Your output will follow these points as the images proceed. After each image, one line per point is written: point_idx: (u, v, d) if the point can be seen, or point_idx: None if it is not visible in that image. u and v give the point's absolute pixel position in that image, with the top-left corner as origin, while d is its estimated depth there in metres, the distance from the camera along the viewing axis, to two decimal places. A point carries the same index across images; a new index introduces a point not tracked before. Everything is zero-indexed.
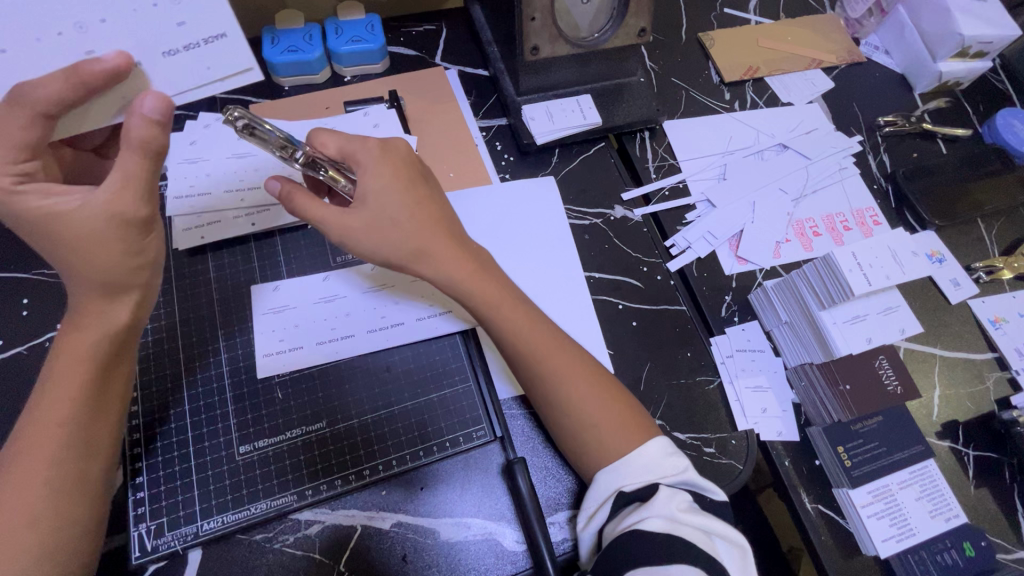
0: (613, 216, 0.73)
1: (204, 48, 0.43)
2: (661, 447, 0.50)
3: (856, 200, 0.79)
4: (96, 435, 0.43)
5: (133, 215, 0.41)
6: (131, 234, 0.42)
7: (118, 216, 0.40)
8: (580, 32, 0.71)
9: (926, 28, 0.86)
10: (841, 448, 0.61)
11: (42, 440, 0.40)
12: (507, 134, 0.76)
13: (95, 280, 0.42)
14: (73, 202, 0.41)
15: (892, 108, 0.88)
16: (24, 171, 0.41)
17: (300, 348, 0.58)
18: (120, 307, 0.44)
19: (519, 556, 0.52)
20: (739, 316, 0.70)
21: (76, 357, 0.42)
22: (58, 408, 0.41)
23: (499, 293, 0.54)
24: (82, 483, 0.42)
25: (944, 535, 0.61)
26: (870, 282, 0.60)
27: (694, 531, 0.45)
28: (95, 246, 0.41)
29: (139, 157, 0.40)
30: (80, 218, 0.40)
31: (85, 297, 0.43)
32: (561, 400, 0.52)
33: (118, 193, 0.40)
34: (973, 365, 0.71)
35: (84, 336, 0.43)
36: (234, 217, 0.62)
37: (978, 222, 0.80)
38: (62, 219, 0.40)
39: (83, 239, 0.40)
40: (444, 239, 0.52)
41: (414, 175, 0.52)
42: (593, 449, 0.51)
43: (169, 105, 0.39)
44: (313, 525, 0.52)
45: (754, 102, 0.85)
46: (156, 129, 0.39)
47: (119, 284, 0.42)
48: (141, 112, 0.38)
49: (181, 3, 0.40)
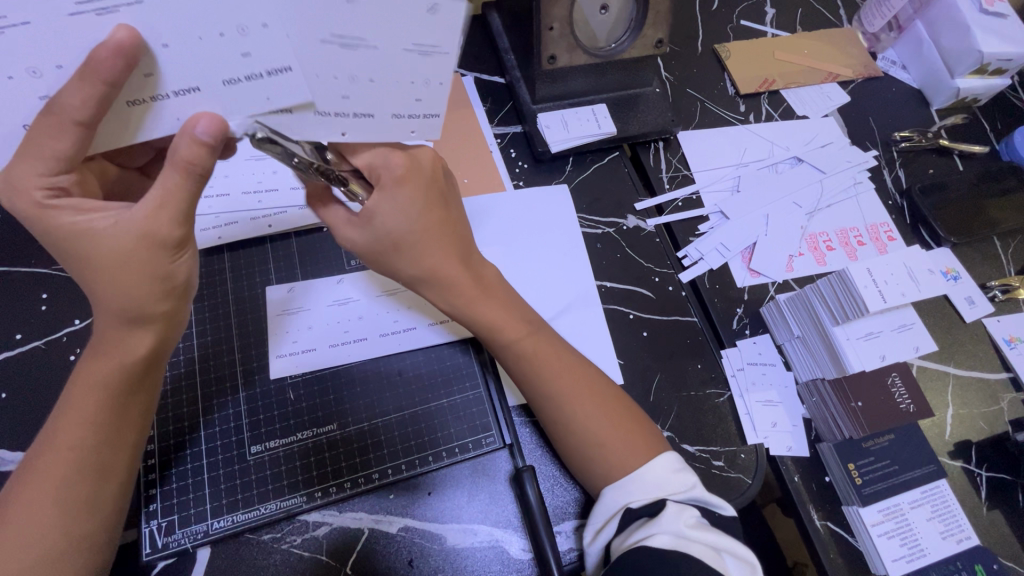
0: (625, 225, 0.73)
1: (266, 79, 0.36)
2: (669, 463, 0.50)
3: (871, 215, 0.79)
4: (115, 459, 0.43)
5: (166, 235, 0.39)
6: (163, 255, 0.40)
7: (153, 237, 0.39)
8: (598, 42, 0.72)
9: (945, 45, 0.86)
10: (852, 465, 0.61)
11: (55, 463, 0.41)
12: (522, 141, 0.76)
13: (125, 306, 0.40)
14: (108, 220, 0.39)
15: (909, 124, 0.88)
16: (59, 186, 0.39)
17: (313, 351, 0.58)
18: (140, 336, 0.42)
19: (524, 564, 0.52)
20: (750, 329, 0.70)
21: (89, 385, 0.42)
22: (70, 432, 0.41)
23: (499, 308, 0.54)
24: (89, 504, 0.41)
25: (955, 556, 0.60)
26: (884, 299, 0.60)
27: (703, 547, 0.44)
28: (126, 267, 0.39)
29: (179, 175, 0.38)
30: (114, 238, 0.39)
31: (111, 320, 0.41)
32: (570, 411, 0.52)
33: (154, 212, 0.39)
34: (987, 384, 0.70)
35: (102, 365, 0.42)
36: (251, 219, 0.63)
37: (994, 240, 0.80)
38: (97, 239, 0.39)
39: (120, 261, 0.39)
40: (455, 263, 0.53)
41: (430, 195, 0.50)
42: (599, 464, 0.51)
43: (220, 128, 0.37)
44: (321, 526, 0.52)
45: (769, 114, 0.85)
46: (204, 152, 0.37)
47: (141, 309, 0.41)
48: (191, 132, 0.37)
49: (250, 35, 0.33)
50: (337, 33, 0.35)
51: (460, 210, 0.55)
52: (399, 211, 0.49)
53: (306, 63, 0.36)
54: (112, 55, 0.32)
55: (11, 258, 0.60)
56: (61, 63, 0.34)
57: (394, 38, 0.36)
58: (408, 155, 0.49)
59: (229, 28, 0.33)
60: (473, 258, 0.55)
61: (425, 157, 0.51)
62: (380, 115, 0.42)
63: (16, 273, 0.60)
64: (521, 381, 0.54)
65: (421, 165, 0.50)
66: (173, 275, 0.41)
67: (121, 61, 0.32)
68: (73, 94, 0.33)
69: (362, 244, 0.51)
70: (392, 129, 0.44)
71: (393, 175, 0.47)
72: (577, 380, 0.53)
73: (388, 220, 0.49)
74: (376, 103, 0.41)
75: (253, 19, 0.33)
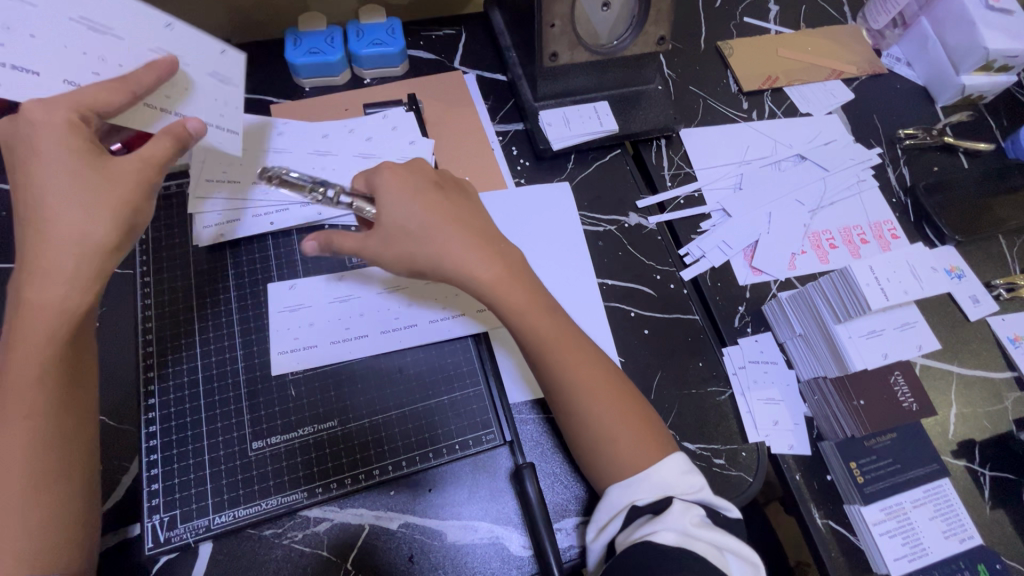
0: (627, 223, 0.73)
1: None
2: (679, 464, 0.50)
3: (875, 213, 0.79)
4: (64, 422, 0.44)
5: (149, 177, 0.44)
6: (140, 194, 0.44)
7: (139, 175, 0.44)
8: (599, 39, 0.72)
9: (951, 41, 0.85)
10: (854, 464, 0.61)
11: (10, 433, 0.41)
12: (524, 139, 0.76)
13: (79, 233, 0.42)
14: (84, 159, 0.43)
15: (913, 121, 0.87)
16: (67, 115, 0.41)
17: (315, 348, 0.58)
18: (63, 286, 0.42)
19: (525, 561, 0.52)
20: (753, 327, 0.69)
21: (26, 349, 0.42)
22: (17, 398, 0.42)
23: (518, 291, 0.53)
24: (51, 470, 0.42)
25: (958, 556, 0.60)
26: (887, 297, 0.60)
27: (705, 546, 0.44)
28: (102, 187, 0.42)
29: (171, 142, 0.45)
30: (95, 164, 0.42)
31: (53, 278, 0.42)
32: (572, 410, 0.52)
33: (138, 159, 0.44)
34: (991, 383, 0.70)
35: (34, 323, 0.42)
36: (253, 217, 0.63)
37: (999, 238, 0.79)
38: (72, 170, 0.42)
39: (99, 189, 0.42)
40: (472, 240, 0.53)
41: (427, 187, 0.54)
42: (603, 463, 0.51)
43: (169, 72, 0.45)
44: (322, 522, 0.52)
45: (772, 112, 0.85)
46: (194, 136, 0.46)
47: (104, 243, 0.43)
48: (188, 123, 0.46)
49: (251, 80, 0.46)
50: None
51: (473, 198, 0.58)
52: (399, 196, 0.53)
53: None
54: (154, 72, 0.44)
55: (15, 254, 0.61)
56: (122, 62, 0.44)
57: None
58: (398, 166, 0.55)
59: None
60: (490, 239, 0.55)
61: (423, 166, 0.57)
62: None
63: None
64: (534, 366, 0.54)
65: (422, 167, 0.57)
66: (138, 212, 0.44)
67: (154, 70, 0.44)
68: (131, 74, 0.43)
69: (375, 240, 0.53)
70: None
71: (386, 180, 0.54)
72: (594, 367, 0.54)
73: (392, 212, 0.52)
74: None
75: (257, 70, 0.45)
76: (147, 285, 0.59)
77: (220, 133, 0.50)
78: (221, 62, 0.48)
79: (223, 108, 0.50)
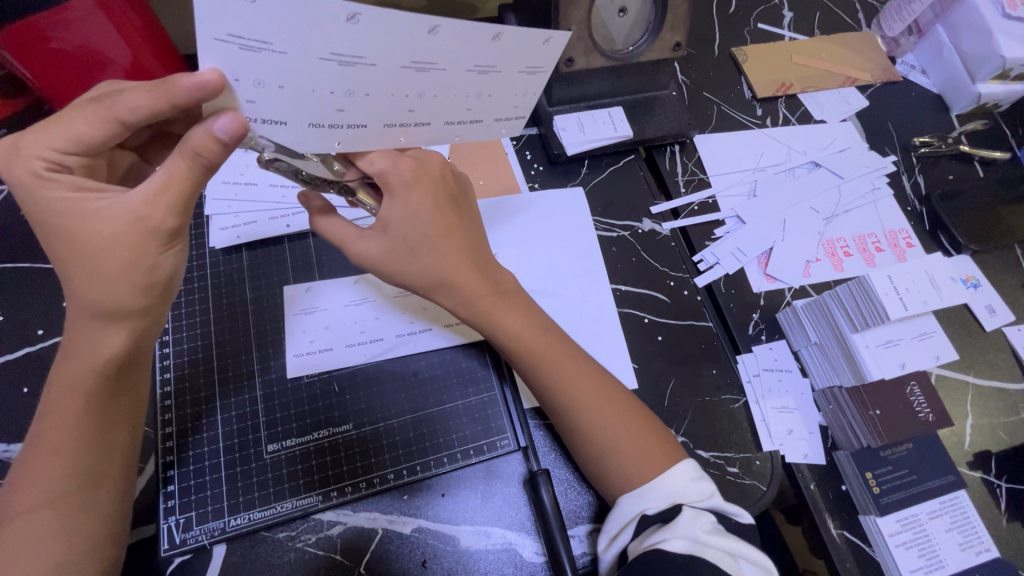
0: (640, 229, 0.72)
1: (462, 125, 0.46)
2: (686, 471, 0.50)
3: (889, 221, 0.78)
4: (109, 458, 0.44)
5: (160, 224, 0.39)
6: (152, 244, 0.40)
7: (146, 223, 0.39)
8: (615, 44, 0.71)
9: (966, 50, 0.85)
10: (869, 474, 0.60)
11: (46, 469, 0.41)
12: (537, 143, 0.76)
13: (100, 300, 0.40)
14: (104, 204, 0.39)
15: (928, 129, 0.87)
16: (61, 162, 0.39)
17: (331, 350, 0.58)
18: (111, 336, 0.42)
19: (538, 567, 0.52)
20: (766, 335, 0.69)
21: (67, 390, 0.42)
22: (58, 435, 0.41)
23: (523, 323, 0.54)
24: (84, 506, 0.42)
25: (975, 568, 0.59)
26: (906, 307, 0.59)
27: (717, 552, 0.44)
28: (110, 253, 0.39)
29: (185, 162, 0.38)
30: (107, 223, 0.39)
31: (86, 319, 0.41)
32: (583, 424, 0.52)
33: (154, 200, 0.38)
34: (1007, 395, 0.69)
35: (75, 367, 0.42)
36: (269, 219, 0.64)
37: (1014, 247, 0.79)
38: (92, 222, 0.39)
39: (105, 252, 0.39)
40: (472, 273, 0.53)
41: (439, 196, 0.51)
42: (614, 471, 0.51)
43: (239, 131, 0.36)
44: (335, 526, 0.52)
45: (786, 118, 0.85)
46: (217, 147, 0.37)
47: (119, 304, 0.40)
48: (210, 128, 0.36)
49: (479, 97, 0.44)
50: (529, 66, 0.43)
51: (471, 214, 0.55)
52: (412, 214, 0.49)
53: (460, 83, 0.42)
54: (194, 87, 0.34)
55: (31, 254, 0.61)
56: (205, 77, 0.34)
57: (515, 62, 0.42)
58: (415, 161, 0.49)
59: (471, 93, 0.43)
60: (485, 263, 0.55)
61: (432, 160, 0.51)
62: (486, 120, 0.47)
63: (41, 270, 0.60)
64: (535, 386, 0.54)
65: (431, 171, 0.51)
66: (156, 267, 0.41)
67: (201, 92, 0.34)
68: (132, 99, 0.37)
69: (378, 254, 0.52)
70: (489, 131, 0.49)
71: (403, 180, 0.48)
72: (598, 392, 0.53)
73: (403, 227, 0.50)
74: (487, 109, 0.46)
75: (485, 91, 0.44)
76: None
77: (508, 123, 0.48)
78: (492, 77, 0.43)
79: (520, 100, 0.46)
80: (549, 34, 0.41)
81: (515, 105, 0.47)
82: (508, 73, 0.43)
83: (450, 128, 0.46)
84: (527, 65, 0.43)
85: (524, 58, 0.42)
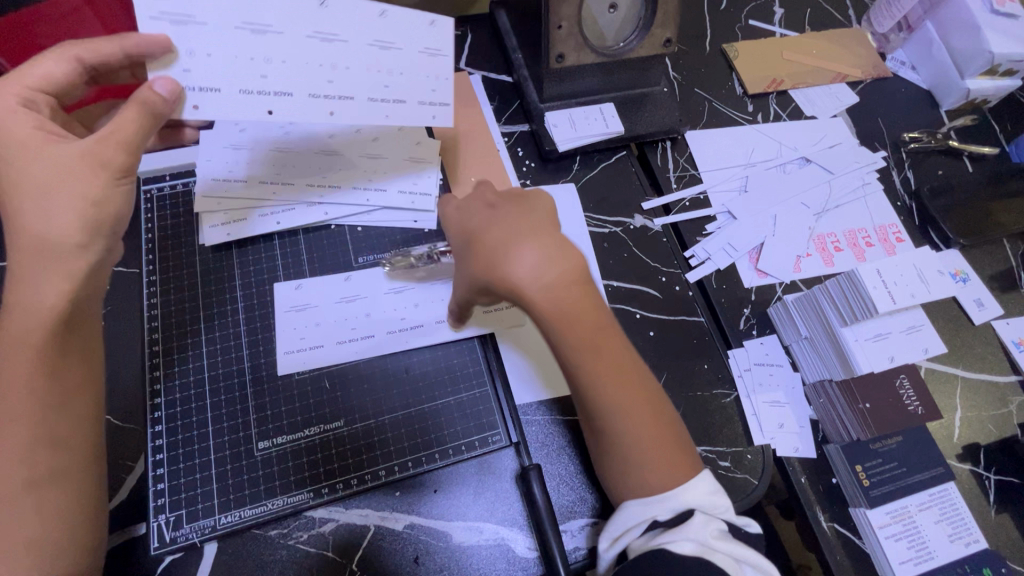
0: (632, 225, 0.73)
1: (387, 103, 0.52)
2: (708, 485, 0.47)
3: (879, 216, 0.79)
4: (68, 423, 0.43)
5: (111, 160, 0.44)
6: (101, 177, 0.44)
7: (96, 158, 0.43)
8: (606, 40, 0.72)
9: (955, 46, 0.85)
10: (859, 467, 0.61)
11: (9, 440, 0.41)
12: (529, 140, 0.76)
13: (41, 232, 0.42)
14: (53, 140, 0.43)
15: (917, 125, 0.87)
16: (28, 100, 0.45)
17: (320, 348, 0.58)
18: (53, 282, 0.43)
19: (530, 562, 0.52)
20: (758, 330, 0.69)
21: (20, 352, 0.42)
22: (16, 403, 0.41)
23: (587, 314, 0.46)
24: (56, 475, 0.42)
25: (963, 559, 0.60)
26: (894, 300, 0.60)
27: (725, 557, 0.44)
28: (60, 183, 0.42)
29: (134, 113, 0.44)
30: (56, 156, 0.43)
31: (38, 263, 0.42)
32: (616, 433, 0.48)
33: (102, 140, 0.43)
34: (996, 387, 0.70)
35: (24, 323, 0.42)
36: (259, 216, 0.63)
37: (1003, 241, 0.79)
38: (43, 153, 0.43)
39: (53, 181, 0.42)
40: (529, 256, 0.46)
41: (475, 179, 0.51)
42: (628, 480, 0.48)
43: (175, 90, 0.44)
44: (327, 523, 0.52)
45: (777, 114, 0.85)
46: (160, 104, 0.44)
47: (62, 238, 0.42)
48: (151, 86, 0.43)
49: (393, 74, 0.50)
50: (425, 48, 0.50)
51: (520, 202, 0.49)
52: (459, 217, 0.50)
53: (365, 59, 0.49)
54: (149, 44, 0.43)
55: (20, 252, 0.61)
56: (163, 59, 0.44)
57: (413, 41, 0.50)
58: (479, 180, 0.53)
59: (383, 74, 0.50)
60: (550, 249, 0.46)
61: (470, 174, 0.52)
62: (411, 102, 0.52)
63: None
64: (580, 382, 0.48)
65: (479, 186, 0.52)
66: (104, 202, 0.44)
67: (153, 50, 0.43)
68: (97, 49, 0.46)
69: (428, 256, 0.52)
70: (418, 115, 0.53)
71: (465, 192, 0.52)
72: (617, 362, 0.47)
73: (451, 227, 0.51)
74: (403, 84, 0.51)
75: (396, 64, 0.50)
76: (152, 281, 0.59)
77: (436, 108, 0.53)
78: (396, 53, 0.50)
79: (431, 81, 0.52)
80: (432, 15, 0.49)
81: (431, 89, 0.53)
82: (409, 51, 0.50)
83: (375, 106, 0.51)
84: (426, 46, 0.50)
85: (421, 39, 0.50)
